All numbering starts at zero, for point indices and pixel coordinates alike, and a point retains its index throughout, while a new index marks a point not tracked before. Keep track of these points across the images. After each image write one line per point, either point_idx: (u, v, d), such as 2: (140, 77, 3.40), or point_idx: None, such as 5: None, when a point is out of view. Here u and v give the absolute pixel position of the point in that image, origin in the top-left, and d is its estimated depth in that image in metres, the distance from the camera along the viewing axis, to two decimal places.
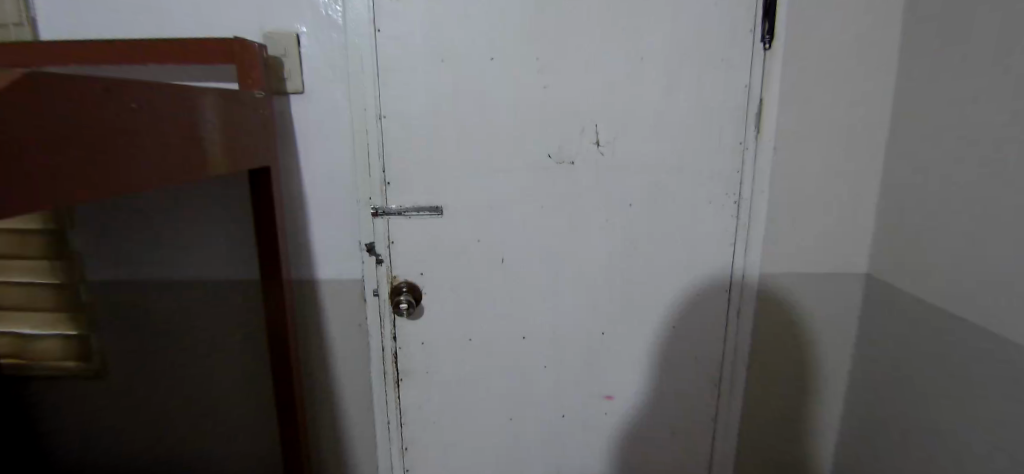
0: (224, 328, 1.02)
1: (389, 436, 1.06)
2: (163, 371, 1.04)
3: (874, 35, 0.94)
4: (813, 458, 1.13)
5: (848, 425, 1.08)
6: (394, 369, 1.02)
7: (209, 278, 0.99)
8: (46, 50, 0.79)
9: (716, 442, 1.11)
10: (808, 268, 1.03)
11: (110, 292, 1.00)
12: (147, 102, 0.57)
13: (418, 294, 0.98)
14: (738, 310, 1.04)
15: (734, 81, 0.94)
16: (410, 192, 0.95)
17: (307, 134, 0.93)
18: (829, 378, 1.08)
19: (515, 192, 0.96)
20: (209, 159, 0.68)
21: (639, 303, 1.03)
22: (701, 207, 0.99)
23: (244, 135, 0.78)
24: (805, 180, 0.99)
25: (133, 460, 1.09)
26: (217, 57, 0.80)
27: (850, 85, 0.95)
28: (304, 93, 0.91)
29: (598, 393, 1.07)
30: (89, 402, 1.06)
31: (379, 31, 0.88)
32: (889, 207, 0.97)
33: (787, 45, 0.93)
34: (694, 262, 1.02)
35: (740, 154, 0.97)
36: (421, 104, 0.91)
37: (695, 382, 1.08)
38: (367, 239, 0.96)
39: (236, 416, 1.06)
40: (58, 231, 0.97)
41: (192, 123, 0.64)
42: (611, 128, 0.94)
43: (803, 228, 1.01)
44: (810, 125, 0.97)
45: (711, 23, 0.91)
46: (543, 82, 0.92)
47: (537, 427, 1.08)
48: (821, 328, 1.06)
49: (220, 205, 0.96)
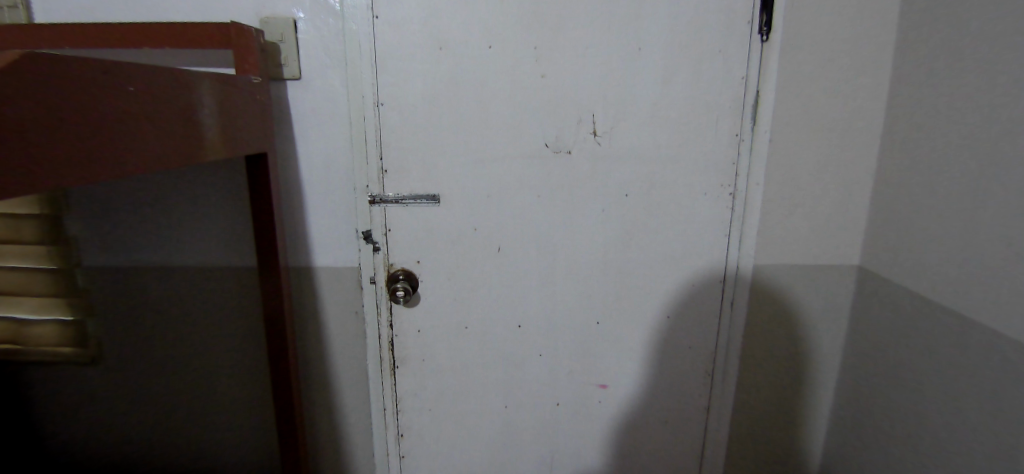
0: (220, 315, 1.02)
1: (385, 422, 1.07)
2: (160, 357, 1.04)
3: (871, 28, 0.94)
4: (803, 447, 1.15)
5: (838, 415, 1.09)
6: (390, 356, 1.03)
7: (205, 266, 0.99)
8: (41, 30, 0.78)
9: (709, 431, 1.13)
10: (801, 259, 1.04)
11: (105, 278, 1.00)
12: (142, 85, 0.56)
13: (415, 282, 0.99)
14: (731, 301, 1.05)
15: (732, 73, 0.94)
16: (406, 180, 0.95)
17: (304, 121, 0.92)
18: (821, 369, 1.10)
19: (512, 181, 0.96)
20: (205, 145, 0.68)
21: (635, 294, 1.04)
22: (696, 198, 0.99)
23: (241, 121, 0.77)
24: (800, 173, 1.00)
25: (131, 447, 1.09)
26: (215, 43, 0.80)
27: (847, 79, 0.96)
28: (301, 80, 0.91)
29: (592, 382, 1.08)
30: (85, 388, 1.06)
31: (376, 18, 0.87)
32: (882, 200, 0.98)
33: (785, 38, 0.93)
34: (689, 253, 1.02)
35: (737, 146, 0.97)
36: (419, 93, 0.91)
37: (688, 372, 1.09)
38: (364, 227, 0.96)
39: (233, 402, 1.06)
40: (54, 216, 0.97)
41: (188, 109, 0.64)
42: (609, 119, 0.94)
43: (797, 219, 1.02)
44: (805, 117, 0.97)
45: (709, 13, 0.91)
46: (541, 71, 0.92)
47: (532, 415, 1.09)
48: (813, 320, 1.07)
49: (216, 193, 0.96)
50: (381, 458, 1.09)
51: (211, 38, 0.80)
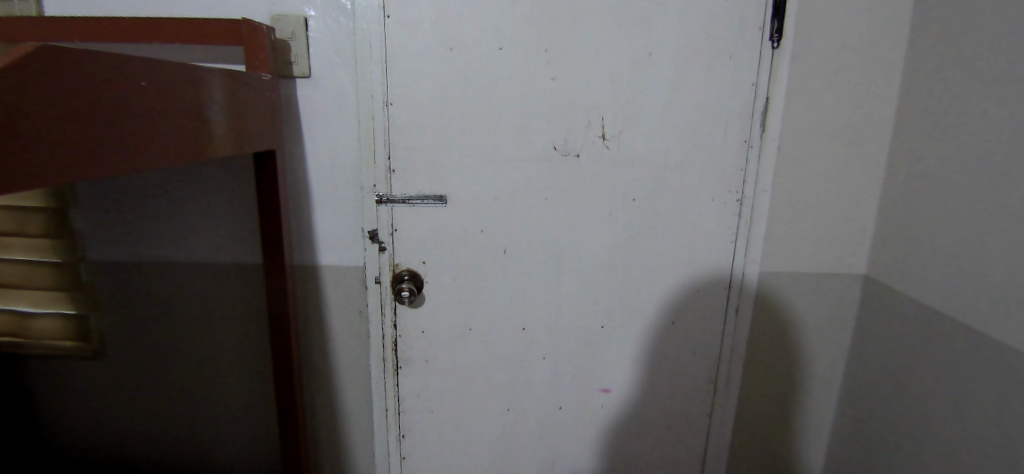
0: (223, 313, 1.02)
1: (387, 423, 1.06)
2: (164, 352, 1.04)
3: (881, 37, 0.94)
4: (805, 456, 1.14)
5: (842, 424, 1.09)
6: (393, 356, 1.02)
7: (209, 262, 0.99)
8: (51, 24, 0.78)
9: (711, 438, 1.12)
10: (808, 267, 1.04)
11: (109, 272, 1.00)
12: (154, 82, 0.57)
13: (420, 283, 0.98)
14: (737, 307, 1.05)
15: (742, 79, 0.94)
16: (414, 180, 0.94)
17: (312, 119, 0.92)
18: (823, 379, 1.09)
19: (520, 183, 0.96)
20: (215, 141, 0.69)
21: (639, 299, 1.03)
22: (704, 204, 0.99)
23: (250, 118, 0.77)
24: (808, 181, 0.99)
25: (133, 443, 1.09)
26: (227, 40, 0.80)
27: (857, 88, 0.95)
28: (310, 78, 0.91)
29: (596, 386, 1.08)
30: (87, 381, 1.06)
31: (388, 17, 0.87)
32: (890, 209, 0.97)
33: (796, 45, 0.93)
34: (694, 259, 1.02)
35: (745, 152, 0.97)
36: (428, 93, 0.91)
37: (693, 378, 1.09)
38: (370, 226, 0.96)
39: (236, 399, 1.06)
40: (59, 210, 0.97)
41: (198, 104, 0.64)
42: (618, 122, 0.94)
43: (804, 226, 1.02)
44: (813, 124, 0.97)
45: (720, 19, 0.91)
46: (551, 74, 0.91)
47: (534, 418, 1.09)
48: (817, 329, 1.07)
49: (222, 190, 0.95)
50: (382, 458, 1.08)
51: (225, 35, 0.80)
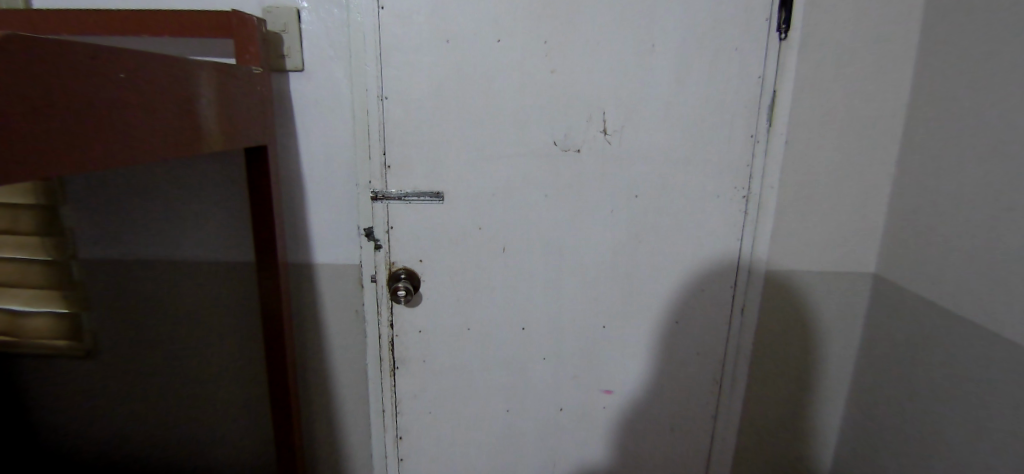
0: (217, 312, 1.00)
1: (384, 423, 1.04)
2: (156, 351, 1.02)
3: (892, 28, 0.90)
4: (812, 458, 1.11)
5: (850, 426, 1.06)
6: (390, 356, 1.00)
7: (202, 261, 0.97)
8: (39, 17, 0.76)
9: (716, 440, 1.10)
10: (815, 265, 1.01)
11: (101, 271, 0.98)
12: (139, 74, 0.54)
13: (416, 281, 0.96)
14: (742, 306, 1.02)
15: (748, 72, 0.91)
16: (410, 176, 0.92)
17: (306, 114, 0.90)
18: (832, 379, 1.07)
19: (519, 179, 0.93)
20: (203, 136, 0.66)
21: (641, 298, 1.01)
22: (708, 200, 0.96)
23: (241, 112, 0.75)
24: (816, 177, 0.97)
25: (128, 445, 1.07)
26: (217, 33, 0.78)
27: (866, 80, 0.92)
28: (304, 72, 0.88)
29: (598, 387, 1.05)
30: (79, 382, 1.04)
31: (382, 9, 0.85)
32: (901, 205, 0.94)
33: (804, 36, 0.90)
34: (698, 256, 0.99)
35: (751, 147, 0.94)
36: (424, 87, 0.88)
37: (697, 379, 1.06)
38: (366, 224, 0.94)
39: (231, 399, 1.04)
40: (48, 207, 0.95)
41: (186, 98, 0.62)
42: (620, 116, 0.92)
43: (812, 223, 0.99)
44: (821, 118, 0.94)
45: (725, 9, 0.88)
46: (550, 66, 0.89)
47: (534, 419, 1.06)
48: (825, 328, 1.04)
49: (215, 186, 0.94)
50: (379, 460, 1.06)
51: (213, 26, 0.78)
